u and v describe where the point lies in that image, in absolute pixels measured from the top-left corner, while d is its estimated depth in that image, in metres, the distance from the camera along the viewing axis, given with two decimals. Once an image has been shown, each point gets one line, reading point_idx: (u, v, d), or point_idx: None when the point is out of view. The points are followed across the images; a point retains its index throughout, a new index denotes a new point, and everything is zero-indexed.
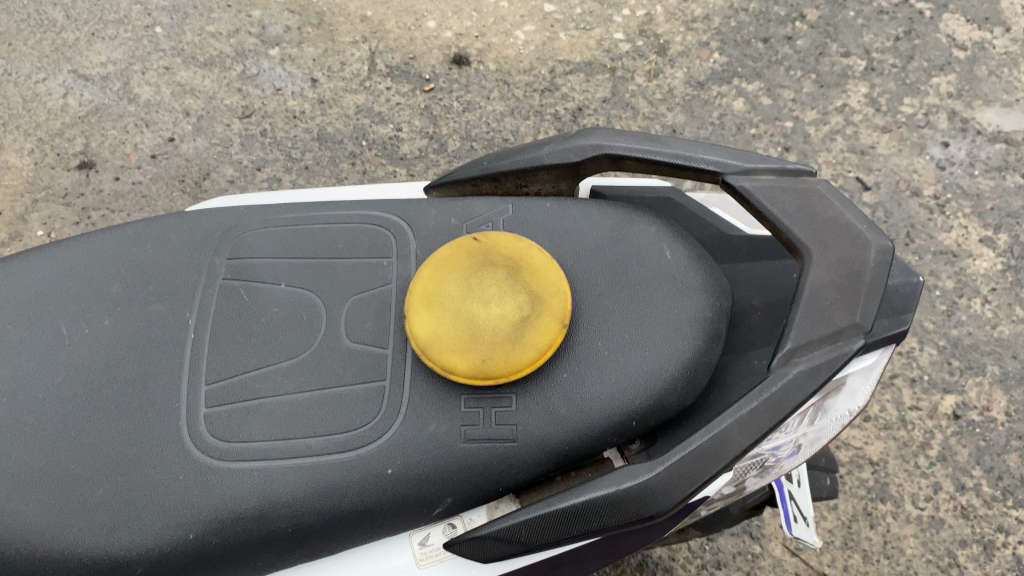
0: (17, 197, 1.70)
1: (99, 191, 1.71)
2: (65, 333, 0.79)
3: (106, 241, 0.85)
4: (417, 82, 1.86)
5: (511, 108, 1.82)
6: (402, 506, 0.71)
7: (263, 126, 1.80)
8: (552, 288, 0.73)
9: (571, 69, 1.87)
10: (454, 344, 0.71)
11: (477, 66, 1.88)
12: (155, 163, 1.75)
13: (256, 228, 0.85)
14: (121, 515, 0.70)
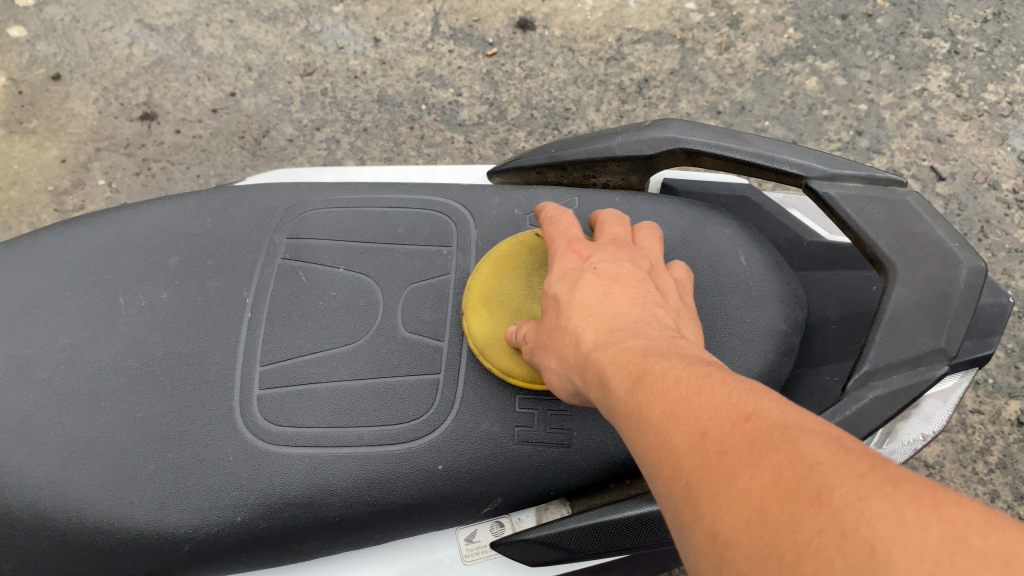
0: (81, 145, 1.71)
1: (161, 143, 1.72)
2: (122, 304, 0.79)
3: (167, 211, 0.84)
4: (480, 45, 1.82)
5: (575, 76, 1.78)
6: (451, 502, 0.70)
7: (324, 85, 1.78)
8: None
9: (639, 38, 1.81)
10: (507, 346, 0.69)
11: (542, 31, 1.83)
12: (216, 117, 1.74)
13: (317, 207, 0.83)
14: (170, 493, 0.70)
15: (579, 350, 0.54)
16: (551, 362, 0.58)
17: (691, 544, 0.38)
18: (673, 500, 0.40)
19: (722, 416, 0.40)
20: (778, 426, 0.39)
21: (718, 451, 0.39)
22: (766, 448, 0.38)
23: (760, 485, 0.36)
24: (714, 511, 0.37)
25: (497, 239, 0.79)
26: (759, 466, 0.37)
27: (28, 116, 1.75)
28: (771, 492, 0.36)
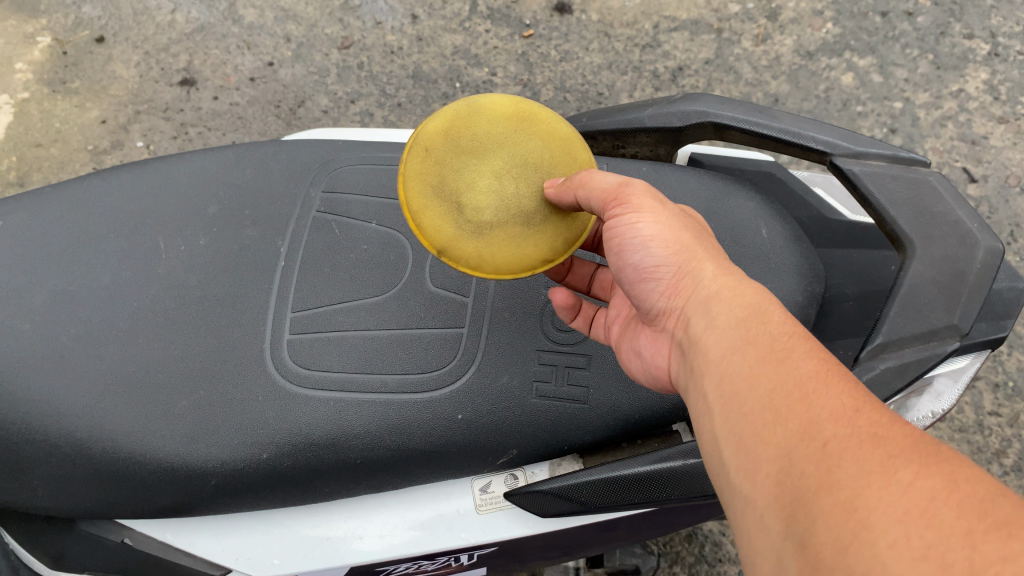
0: (121, 107, 1.75)
1: (199, 109, 1.75)
2: (163, 247, 0.82)
3: (209, 162, 0.87)
4: (517, 27, 1.83)
5: (610, 61, 1.79)
6: (468, 452, 0.72)
7: (361, 60, 1.80)
8: (524, 256, 0.66)
9: (676, 25, 1.82)
10: (457, 140, 0.66)
11: (579, 14, 1.84)
12: (253, 86, 1.77)
13: (351, 163, 0.86)
14: (201, 428, 0.74)
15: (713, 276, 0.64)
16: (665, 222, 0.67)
17: (830, 505, 0.46)
18: (812, 445, 0.50)
19: (883, 417, 0.51)
20: (927, 441, 0.50)
21: (873, 434, 0.49)
22: (920, 451, 0.48)
23: (916, 471, 0.46)
24: (870, 468, 0.47)
25: None
26: (919, 460, 0.47)
27: (72, 76, 1.79)
28: (930, 478, 0.46)
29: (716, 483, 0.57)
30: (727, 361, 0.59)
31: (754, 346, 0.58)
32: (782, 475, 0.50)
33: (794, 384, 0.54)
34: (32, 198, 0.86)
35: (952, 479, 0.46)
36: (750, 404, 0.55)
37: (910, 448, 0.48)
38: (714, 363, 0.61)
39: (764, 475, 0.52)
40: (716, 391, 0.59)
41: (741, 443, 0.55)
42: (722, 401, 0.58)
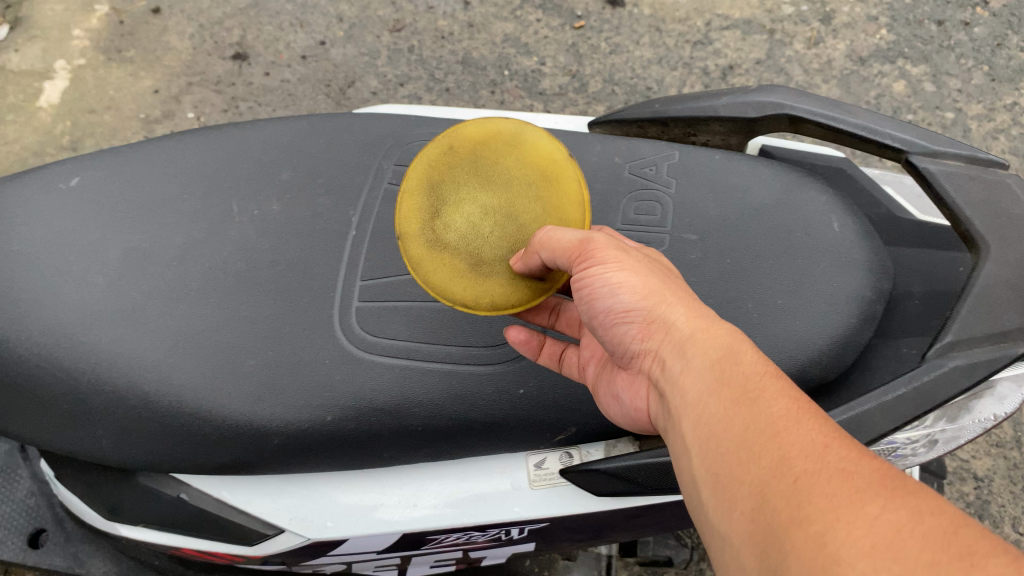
0: (175, 77, 1.78)
1: (249, 83, 1.77)
2: (236, 211, 0.84)
3: (284, 130, 0.89)
4: (568, 18, 1.84)
5: (660, 56, 1.79)
6: (528, 426, 0.75)
7: (411, 43, 1.81)
8: (447, 293, 0.66)
9: (728, 24, 1.82)
10: (481, 153, 0.68)
11: (632, 8, 1.85)
12: (304, 64, 1.79)
13: (422, 139, 0.88)
14: (267, 388, 0.76)
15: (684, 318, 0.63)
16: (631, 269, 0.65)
17: (803, 544, 0.47)
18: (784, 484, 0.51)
19: (851, 452, 0.52)
20: (898, 476, 0.51)
21: (843, 469, 0.50)
22: (890, 485, 0.49)
23: (885, 505, 0.48)
24: (838, 504, 0.48)
25: (594, 188, 0.78)
26: (890, 494, 0.48)
27: (128, 45, 1.82)
28: (898, 511, 0.47)
29: (696, 522, 0.57)
30: (701, 400, 0.60)
31: (727, 385, 0.59)
32: (754, 513, 0.51)
33: (764, 422, 0.55)
34: (113, 157, 0.89)
35: (920, 513, 0.47)
36: (724, 444, 0.56)
37: (880, 484, 0.49)
38: (688, 403, 0.61)
39: (739, 513, 0.52)
40: (691, 431, 0.59)
41: (716, 482, 0.55)
42: (697, 441, 0.58)
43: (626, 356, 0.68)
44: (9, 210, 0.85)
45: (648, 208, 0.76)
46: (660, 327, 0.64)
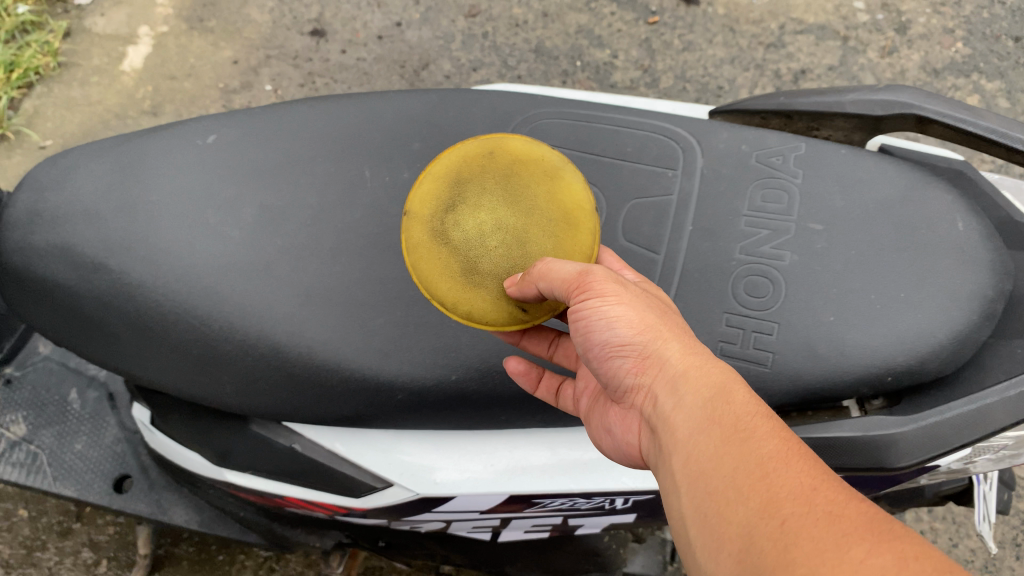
0: (254, 50, 1.93)
1: (326, 60, 1.91)
2: (367, 176, 0.88)
3: (414, 101, 0.92)
4: (642, 12, 1.99)
5: (732, 56, 1.95)
6: None
7: (485, 29, 1.96)
8: (430, 285, 0.72)
9: (802, 29, 1.98)
10: (515, 169, 0.74)
11: (706, 7, 2.00)
12: (379, 44, 1.93)
13: (550, 116, 0.87)
14: (394, 345, 0.82)
15: (678, 358, 0.67)
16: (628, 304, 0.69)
17: None
18: (770, 525, 0.54)
19: (838, 496, 0.55)
20: (884, 521, 0.54)
21: (829, 512, 0.54)
22: (875, 530, 0.52)
23: (868, 549, 0.50)
24: (821, 546, 0.51)
25: (721, 174, 0.81)
26: (874, 539, 0.51)
27: (209, 15, 1.97)
28: (881, 556, 0.50)
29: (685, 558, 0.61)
30: (693, 439, 0.63)
31: (720, 425, 0.62)
32: (740, 552, 0.54)
33: (755, 463, 0.59)
34: (247, 117, 0.94)
35: (904, 556, 0.49)
36: (713, 483, 0.59)
37: (864, 528, 0.52)
38: (681, 440, 0.64)
39: (725, 553, 0.56)
40: (681, 470, 0.63)
41: (704, 520, 0.58)
42: (688, 478, 0.62)
43: (621, 390, 0.72)
44: (152, 163, 0.92)
45: (774, 197, 0.79)
46: (654, 363, 0.68)
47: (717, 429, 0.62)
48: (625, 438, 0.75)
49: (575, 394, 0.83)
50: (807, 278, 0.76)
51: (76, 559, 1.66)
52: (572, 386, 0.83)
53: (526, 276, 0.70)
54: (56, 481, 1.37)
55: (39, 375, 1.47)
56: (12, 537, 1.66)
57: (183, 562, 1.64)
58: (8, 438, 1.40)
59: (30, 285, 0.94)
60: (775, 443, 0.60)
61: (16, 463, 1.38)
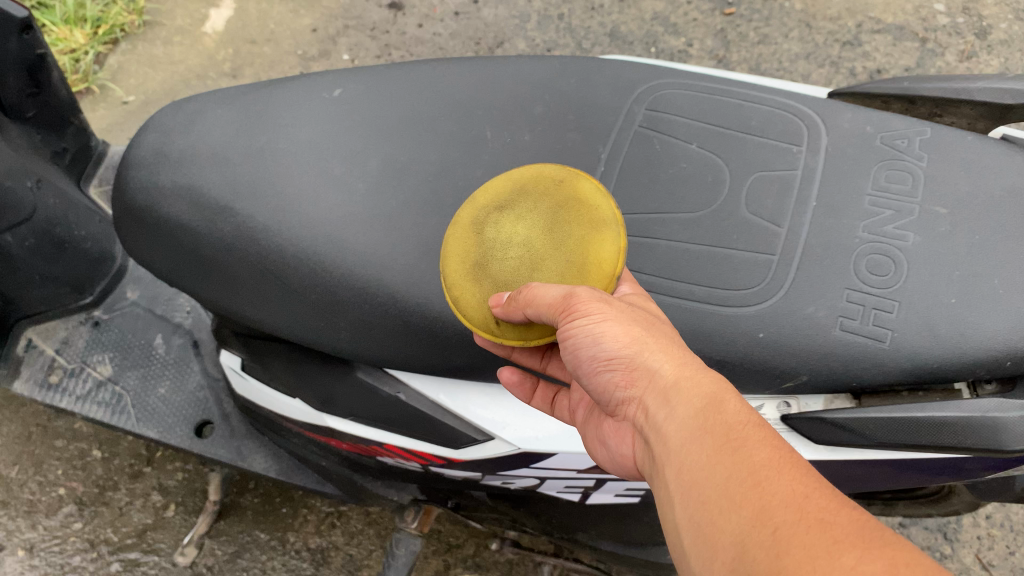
0: (334, 19, 2.32)
1: (402, 33, 2.27)
2: (489, 137, 0.90)
3: (537, 66, 0.94)
4: (720, 4, 2.26)
5: (807, 52, 2.16)
6: (761, 371, 0.77)
7: (561, 13, 2.27)
8: (445, 260, 0.81)
9: (880, 28, 2.18)
10: (574, 203, 0.79)
11: (783, 4, 2.25)
12: (455, 19, 2.28)
13: (675, 87, 0.89)
14: None
15: (667, 368, 0.69)
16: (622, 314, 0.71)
17: None
18: (763, 536, 0.56)
19: (829, 503, 0.56)
20: (876, 529, 0.55)
21: (819, 519, 0.55)
22: (867, 538, 0.54)
23: (859, 556, 0.52)
24: (812, 556, 0.53)
25: (846, 151, 0.83)
26: (867, 547, 0.53)
27: None
28: (871, 564, 0.51)
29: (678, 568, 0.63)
30: (685, 450, 0.66)
31: (709, 434, 0.65)
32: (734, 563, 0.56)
33: (747, 472, 0.61)
34: (373, 74, 0.97)
35: (895, 564, 0.51)
36: (706, 493, 0.62)
37: (857, 536, 0.54)
38: (674, 451, 0.67)
39: (718, 564, 0.58)
40: (674, 482, 0.65)
41: (699, 530, 0.61)
42: (681, 491, 0.64)
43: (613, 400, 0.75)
44: (277, 112, 0.97)
45: (898, 177, 0.81)
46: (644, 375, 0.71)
47: (706, 440, 0.64)
48: (620, 450, 0.78)
49: (571, 405, 0.87)
50: (930, 258, 0.77)
51: (145, 501, 1.70)
52: (570, 395, 0.88)
53: (512, 302, 0.75)
54: (140, 421, 1.43)
55: (128, 320, 1.54)
56: (86, 475, 1.72)
57: (247, 512, 1.68)
58: (94, 377, 1.48)
59: (151, 225, 0.98)
60: (766, 452, 0.62)
61: (101, 402, 1.45)
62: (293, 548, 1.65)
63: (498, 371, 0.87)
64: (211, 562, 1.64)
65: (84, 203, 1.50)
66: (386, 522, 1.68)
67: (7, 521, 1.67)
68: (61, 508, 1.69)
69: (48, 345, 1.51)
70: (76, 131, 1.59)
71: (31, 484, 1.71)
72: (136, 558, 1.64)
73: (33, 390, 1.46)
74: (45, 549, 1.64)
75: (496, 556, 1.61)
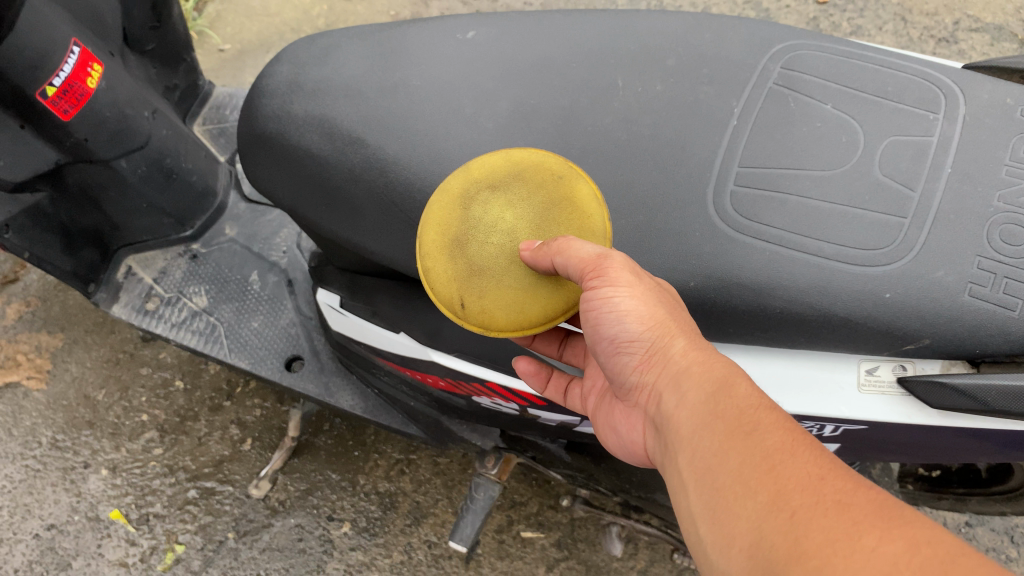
0: None
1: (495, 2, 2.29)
2: (620, 85, 0.92)
3: (672, 22, 0.97)
4: None
5: (901, 45, 2.13)
6: (885, 332, 0.78)
7: None
8: (424, 227, 0.87)
9: (978, 27, 2.14)
10: (567, 205, 0.85)
11: None
12: None
13: (812, 49, 0.91)
14: (633, 246, 0.85)
15: (681, 355, 0.76)
16: (639, 301, 0.77)
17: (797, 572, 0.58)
18: (780, 517, 0.62)
19: (844, 487, 0.62)
20: (892, 507, 0.61)
21: (837, 502, 0.61)
22: (884, 518, 0.59)
23: (880, 537, 0.58)
24: (833, 536, 0.58)
25: (986, 121, 0.85)
26: (885, 527, 0.58)
27: None
28: (892, 543, 0.57)
29: (695, 550, 0.69)
30: (700, 437, 0.72)
31: (723, 420, 0.71)
32: (752, 544, 0.62)
33: (761, 456, 0.66)
34: (506, 22, 1.01)
35: (915, 543, 0.57)
36: (721, 480, 0.67)
37: (874, 517, 0.60)
38: (689, 439, 0.73)
39: (737, 549, 0.63)
40: (689, 468, 0.72)
41: (716, 515, 0.67)
42: (697, 477, 0.70)
43: (630, 386, 0.83)
44: (412, 51, 1.00)
45: None
46: (661, 361, 0.78)
47: (721, 426, 0.70)
48: (631, 437, 0.90)
49: (582, 392, 0.99)
50: None
51: (223, 433, 1.75)
52: (581, 384, 1.00)
53: (544, 248, 0.81)
54: (232, 352, 1.48)
55: (224, 255, 1.58)
56: (168, 404, 1.78)
57: (320, 453, 1.73)
58: (189, 307, 1.53)
59: (278, 152, 1.01)
60: (778, 435, 0.68)
61: (196, 331, 1.50)
62: (363, 490, 1.69)
63: (516, 362, 0.97)
64: (283, 497, 1.68)
65: (191, 138, 1.55)
66: (454, 474, 1.70)
67: (93, 441, 1.74)
68: (143, 432, 1.74)
69: (147, 273, 1.57)
70: (187, 69, 1.64)
71: (116, 408, 1.77)
72: (212, 486, 1.69)
73: (131, 314, 1.53)
74: (126, 470, 1.70)
75: (559, 516, 1.63)
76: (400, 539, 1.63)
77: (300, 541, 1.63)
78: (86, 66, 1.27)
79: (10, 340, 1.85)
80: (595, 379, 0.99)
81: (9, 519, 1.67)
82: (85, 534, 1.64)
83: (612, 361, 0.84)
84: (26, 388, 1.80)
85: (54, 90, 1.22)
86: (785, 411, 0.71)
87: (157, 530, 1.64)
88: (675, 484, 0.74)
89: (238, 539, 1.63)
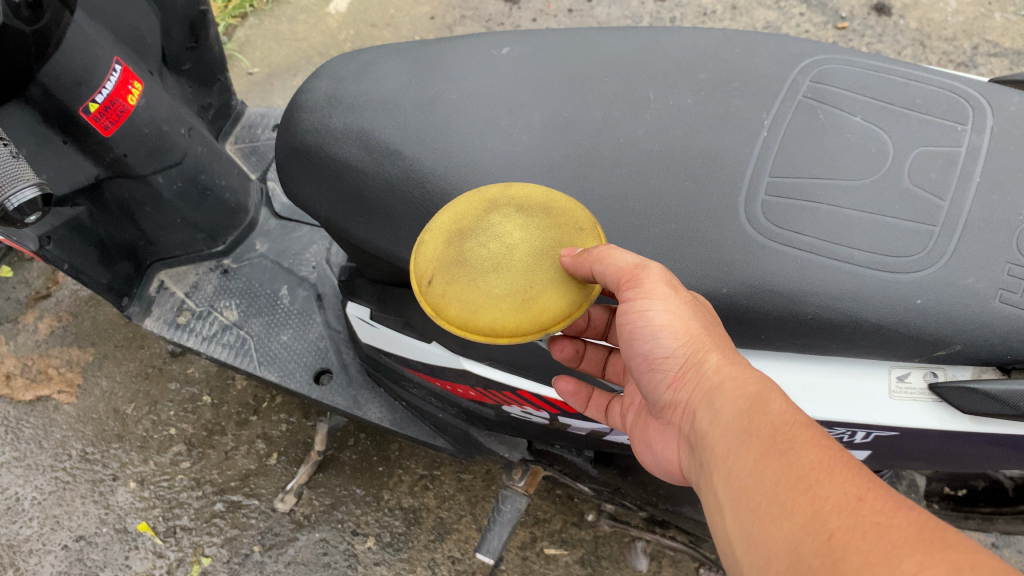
0: (451, 9, 2.38)
1: (517, 25, 2.33)
2: (652, 98, 0.95)
3: (702, 39, 1.00)
4: (832, 17, 2.27)
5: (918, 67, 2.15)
6: (915, 338, 0.80)
7: (674, 14, 2.31)
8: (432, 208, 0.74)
9: (998, 51, 2.16)
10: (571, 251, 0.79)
11: (897, 19, 2.24)
12: (569, 16, 2.33)
13: (840, 64, 0.94)
14: (665, 254, 0.86)
15: (716, 371, 0.76)
16: (672, 314, 0.78)
17: None
18: (817, 539, 0.61)
19: (886, 510, 0.61)
20: (934, 529, 0.59)
21: (875, 524, 0.60)
22: (925, 540, 0.57)
23: (920, 560, 0.56)
24: (872, 560, 0.57)
25: (1015, 131, 0.87)
26: (927, 551, 0.56)
27: None
28: (933, 568, 0.55)
29: (731, 570, 0.69)
30: (734, 454, 0.72)
31: (759, 438, 0.70)
32: (790, 566, 0.62)
33: (796, 475, 0.66)
34: (541, 39, 1.04)
35: (959, 566, 0.54)
36: (756, 501, 0.67)
37: (915, 540, 0.57)
38: (724, 457, 0.73)
39: (774, 570, 0.63)
40: (724, 487, 0.71)
41: (751, 537, 0.66)
42: (733, 498, 0.70)
43: (664, 400, 0.83)
44: (448, 66, 1.03)
45: None
46: (694, 378, 0.78)
47: (757, 445, 0.70)
48: (665, 455, 0.90)
49: (623, 409, 1.01)
50: None
51: (250, 448, 1.77)
52: (620, 401, 1.02)
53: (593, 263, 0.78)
54: (261, 364, 1.50)
55: (255, 271, 1.61)
56: (196, 418, 1.80)
57: (345, 467, 1.75)
58: (220, 321, 1.55)
59: (315, 164, 1.04)
60: (815, 452, 0.67)
61: (226, 344, 1.52)
62: (387, 505, 1.69)
63: (555, 382, 0.99)
64: (308, 511, 1.69)
65: (225, 155, 1.59)
66: (478, 490, 1.70)
67: (121, 454, 1.76)
68: (171, 446, 1.76)
69: (178, 288, 1.60)
70: (220, 89, 1.69)
71: (145, 421, 1.80)
72: (238, 500, 1.70)
73: (163, 328, 1.55)
74: (154, 484, 1.72)
75: (583, 533, 1.64)
76: (424, 555, 1.63)
77: (324, 555, 1.63)
78: (128, 84, 1.31)
79: (42, 353, 1.89)
80: (633, 396, 1.01)
81: (39, 530, 1.69)
82: (113, 545, 1.66)
83: (647, 377, 0.84)
84: (57, 402, 1.84)
85: (97, 106, 1.25)
86: (821, 427, 0.70)
87: (184, 542, 1.66)
88: (710, 503, 0.73)
89: (264, 552, 1.64)
